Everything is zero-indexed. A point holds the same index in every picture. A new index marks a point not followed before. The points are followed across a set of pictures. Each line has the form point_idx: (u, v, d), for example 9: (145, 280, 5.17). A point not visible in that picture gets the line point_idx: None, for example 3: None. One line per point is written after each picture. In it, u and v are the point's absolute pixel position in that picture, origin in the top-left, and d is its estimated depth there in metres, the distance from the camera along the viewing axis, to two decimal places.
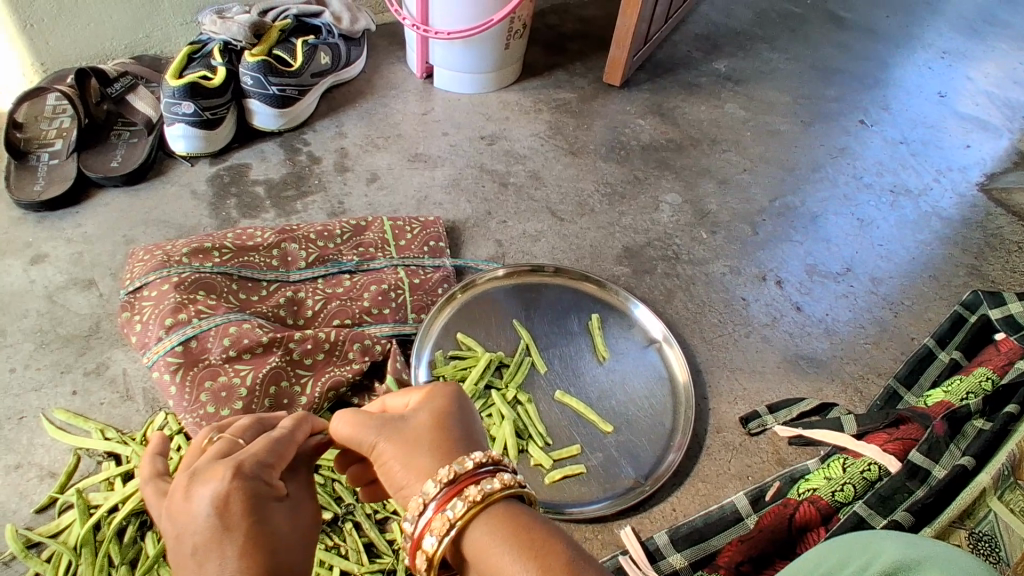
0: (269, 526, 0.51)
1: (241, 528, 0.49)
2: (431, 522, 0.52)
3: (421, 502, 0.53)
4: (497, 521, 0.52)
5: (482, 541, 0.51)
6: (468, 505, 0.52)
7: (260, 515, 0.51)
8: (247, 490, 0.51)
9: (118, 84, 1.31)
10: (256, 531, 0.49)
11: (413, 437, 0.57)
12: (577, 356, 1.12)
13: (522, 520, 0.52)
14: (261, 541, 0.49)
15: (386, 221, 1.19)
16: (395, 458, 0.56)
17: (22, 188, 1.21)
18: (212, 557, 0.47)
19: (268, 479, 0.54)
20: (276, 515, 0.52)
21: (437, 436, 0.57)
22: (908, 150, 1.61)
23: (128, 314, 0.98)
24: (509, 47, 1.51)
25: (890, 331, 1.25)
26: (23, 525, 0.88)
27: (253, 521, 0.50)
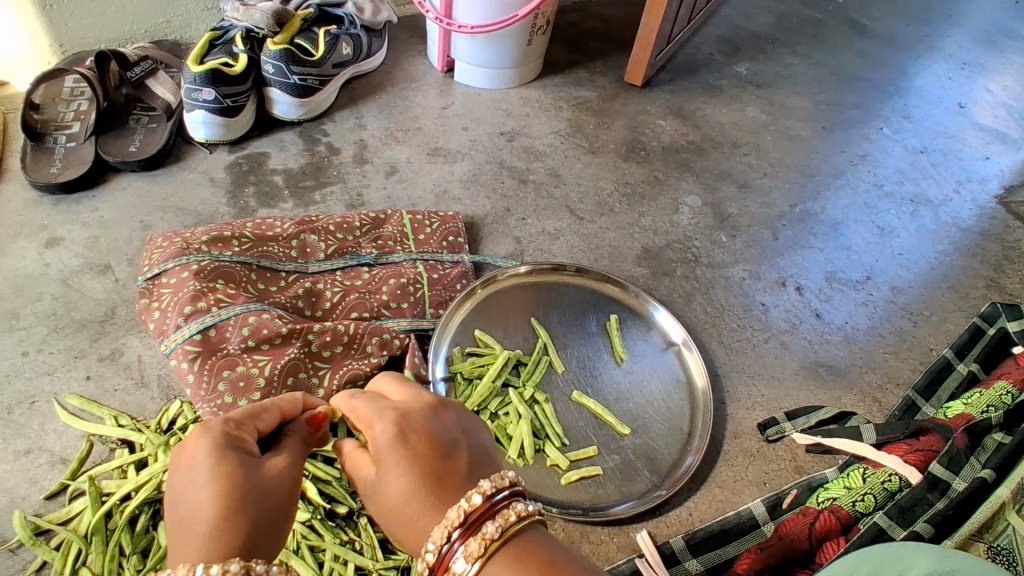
0: (239, 471, 0.52)
1: (208, 478, 0.51)
2: (498, 513, 0.53)
3: (488, 491, 0.54)
4: (537, 541, 0.53)
5: (534, 555, 0.52)
6: (531, 510, 0.54)
7: (230, 463, 0.53)
8: (213, 444, 0.54)
9: (139, 68, 1.29)
10: (225, 478, 0.51)
11: (418, 427, 0.57)
12: (594, 357, 1.11)
13: (557, 544, 0.54)
14: (234, 486, 0.51)
15: (405, 215, 1.18)
16: (386, 431, 0.57)
17: (38, 170, 1.20)
18: (187, 509, 0.49)
19: (239, 432, 0.56)
20: (246, 463, 0.54)
21: (446, 436, 0.58)
22: (928, 160, 1.60)
23: (146, 301, 0.97)
24: (532, 43, 1.50)
25: (909, 342, 1.24)
26: (33, 511, 0.87)
27: (224, 470, 0.52)
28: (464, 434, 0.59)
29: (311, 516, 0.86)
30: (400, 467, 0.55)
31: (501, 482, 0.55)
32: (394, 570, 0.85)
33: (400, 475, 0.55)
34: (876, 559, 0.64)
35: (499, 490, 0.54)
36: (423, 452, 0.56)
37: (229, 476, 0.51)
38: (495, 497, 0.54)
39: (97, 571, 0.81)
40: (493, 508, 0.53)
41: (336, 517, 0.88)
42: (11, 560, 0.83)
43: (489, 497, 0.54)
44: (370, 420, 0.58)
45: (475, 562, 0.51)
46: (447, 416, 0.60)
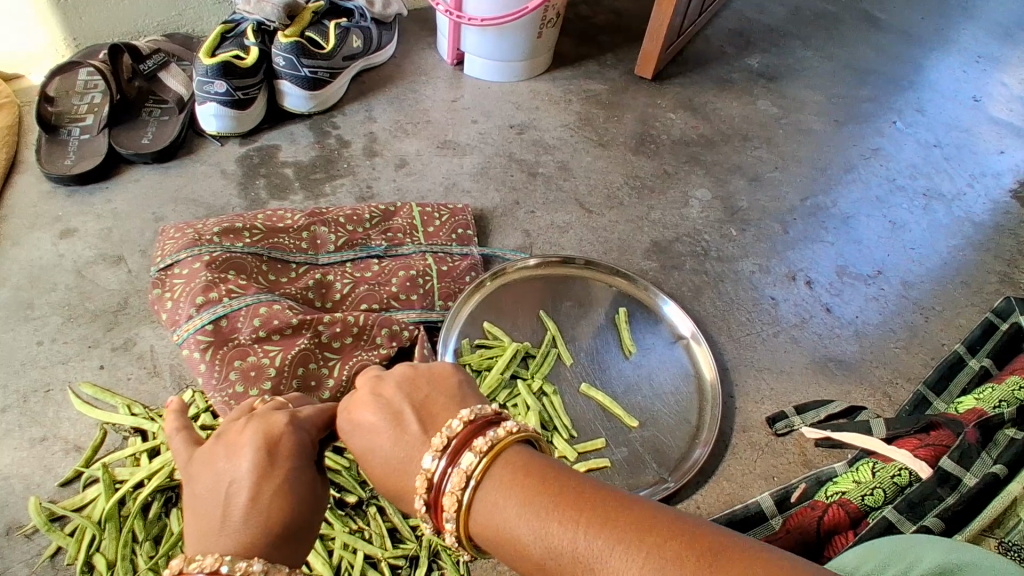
0: (300, 480, 0.52)
1: (274, 477, 0.51)
2: (463, 453, 0.50)
3: (446, 436, 0.51)
4: (514, 464, 0.50)
5: (514, 478, 0.49)
6: (494, 436, 0.51)
7: (294, 467, 0.52)
8: (293, 447, 0.54)
9: (152, 60, 1.32)
10: (288, 483, 0.51)
11: (368, 406, 0.55)
12: (603, 350, 1.11)
13: (540, 459, 0.51)
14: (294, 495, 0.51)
15: (414, 208, 1.18)
16: (348, 424, 0.56)
17: (52, 162, 1.21)
18: (242, 500, 0.49)
19: (312, 441, 0.56)
20: (309, 477, 0.53)
21: (398, 403, 0.55)
22: (942, 154, 1.58)
23: (158, 291, 0.98)
24: (542, 36, 1.50)
25: (920, 337, 1.23)
26: (48, 498, 0.88)
27: (293, 479, 0.52)
28: (415, 389, 0.56)
29: None
30: (375, 452, 0.54)
31: (460, 421, 0.52)
32: (403, 559, 0.86)
33: (377, 458, 0.54)
34: (889, 550, 0.64)
35: (458, 430, 0.52)
36: (382, 429, 0.54)
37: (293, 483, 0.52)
38: (460, 436, 0.51)
39: (111, 557, 0.82)
40: (461, 447, 0.51)
41: (346, 506, 0.89)
42: (27, 546, 0.85)
43: (452, 438, 0.51)
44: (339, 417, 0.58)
45: (458, 509, 0.49)
46: (390, 385, 0.56)
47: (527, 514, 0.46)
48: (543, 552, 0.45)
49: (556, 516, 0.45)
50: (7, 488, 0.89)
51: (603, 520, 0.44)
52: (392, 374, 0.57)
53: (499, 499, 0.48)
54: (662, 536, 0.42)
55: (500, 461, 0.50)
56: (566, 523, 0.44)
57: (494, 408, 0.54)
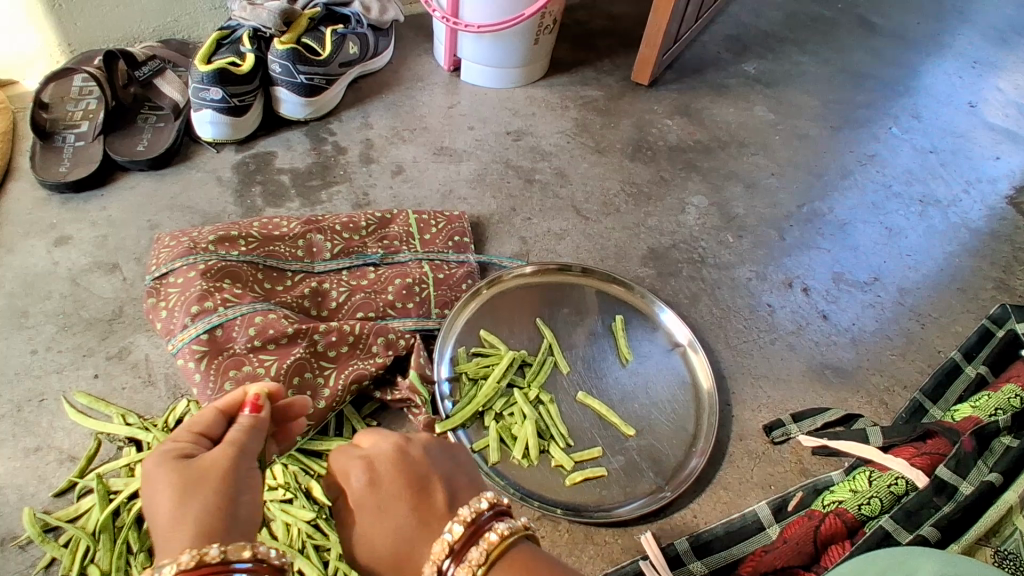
0: (193, 472, 0.53)
1: (164, 486, 0.52)
2: (482, 536, 0.56)
3: (469, 516, 0.57)
4: (523, 557, 0.55)
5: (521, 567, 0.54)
6: (509, 527, 0.57)
7: (169, 471, 0.53)
8: (154, 464, 0.54)
9: (147, 67, 1.32)
10: (179, 482, 0.52)
11: (395, 467, 0.60)
12: (600, 358, 1.11)
13: (545, 556, 0.56)
14: (192, 487, 0.52)
15: (411, 215, 1.18)
16: (366, 478, 0.60)
17: (47, 169, 1.21)
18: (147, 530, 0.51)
19: (179, 445, 0.57)
20: (183, 466, 0.54)
21: (425, 472, 0.61)
22: (937, 160, 1.58)
23: (153, 300, 0.98)
24: (539, 42, 1.50)
25: (916, 343, 1.23)
26: (42, 508, 0.88)
27: (164, 480, 0.53)
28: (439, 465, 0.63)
29: (316, 516, 0.87)
30: (392, 510, 0.58)
31: (482, 505, 0.58)
32: None
33: (388, 516, 0.58)
34: (894, 560, 0.64)
35: (482, 512, 0.58)
36: (405, 492, 0.59)
37: (183, 478, 0.53)
38: (479, 522, 0.57)
39: (105, 568, 0.82)
40: (477, 533, 0.56)
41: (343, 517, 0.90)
42: (19, 557, 0.84)
43: (472, 523, 0.57)
44: (348, 469, 0.61)
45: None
46: (415, 452, 0.62)
47: None
48: None
49: None
50: (0, 498, 0.88)
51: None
52: (415, 443, 0.64)
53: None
54: None
55: (511, 551, 0.56)
56: None
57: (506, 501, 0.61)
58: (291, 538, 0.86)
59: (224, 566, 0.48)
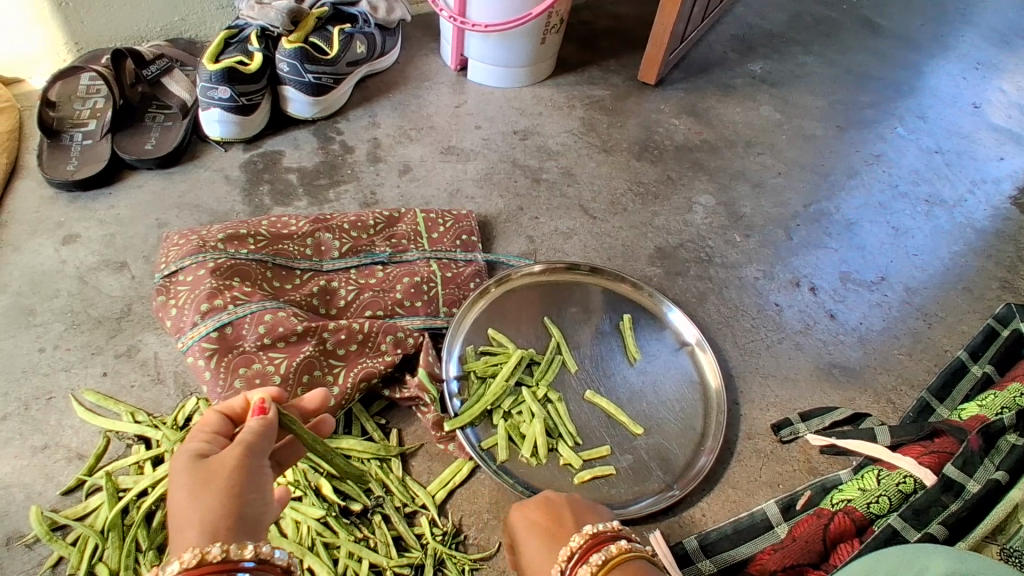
0: (206, 470, 0.53)
1: (180, 485, 0.53)
2: (599, 546, 0.61)
3: (592, 531, 0.63)
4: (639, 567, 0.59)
5: None
6: (627, 543, 0.62)
7: (184, 471, 0.54)
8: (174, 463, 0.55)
9: (155, 66, 1.32)
10: (192, 482, 0.53)
11: (540, 507, 0.70)
12: (608, 357, 1.11)
13: None
14: (204, 486, 0.52)
15: (418, 214, 1.18)
16: (519, 515, 0.71)
17: (55, 167, 1.21)
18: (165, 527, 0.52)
19: (196, 442, 0.57)
20: (197, 466, 0.54)
21: (560, 509, 0.70)
22: (943, 160, 1.58)
23: (163, 298, 0.98)
24: (546, 42, 1.50)
25: (923, 343, 1.23)
26: (50, 507, 0.88)
27: (179, 480, 0.53)
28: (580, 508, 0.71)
29: (326, 514, 0.87)
30: (530, 536, 0.68)
31: (604, 525, 0.64)
32: (408, 567, 0.85)
33: (531, 541, 0.67)
34: (894, 559, 0.64)
35: (604, 530, 0.63)
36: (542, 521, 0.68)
37: (195, 478, 0.53)
38: (598, 537, 0.62)
39: (114, 566, 0.81)
40: (595, 544, 0.61)
41: (351, 515, 0.89)
42: (27, 556, 0.84)
43: (591, 536, 0.62)
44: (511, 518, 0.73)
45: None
46: (555, 494, 0.72)
47: None
48: None
49: None
50: (9, 496, 0.88)
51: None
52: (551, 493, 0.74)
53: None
54: None
55: (628, 563, 0.60)
56: None
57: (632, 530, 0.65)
58: (300, 536, 0.86)
59: (225, 566, 0.48)
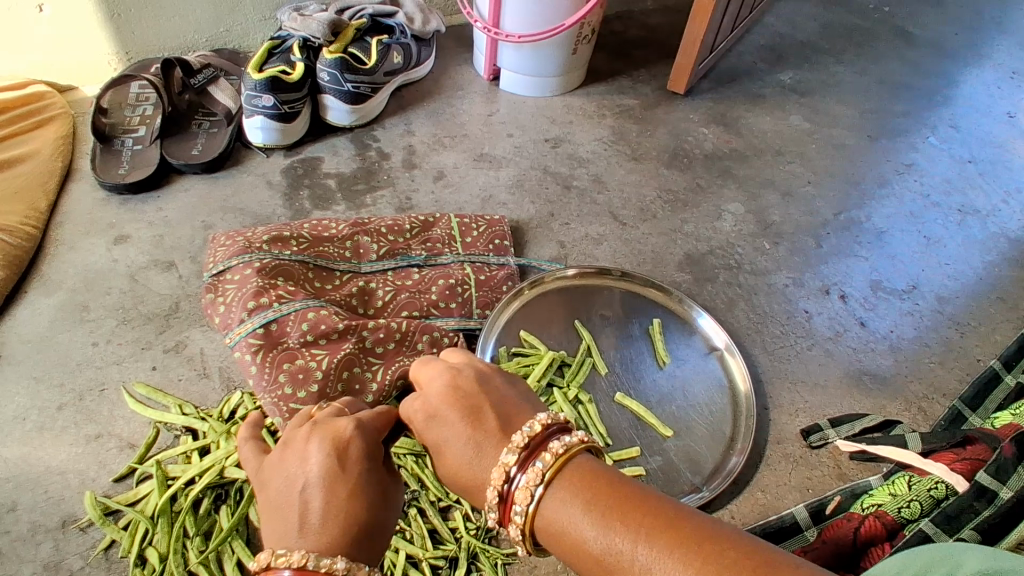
0: (377, 486, 0.57)
1: (352, 477, 0.56)
2: (540, 454, 0.55)
3: (526, 435, 0.56)
4: (587, 470, 0.54)
5: (579, 485, 0.52)
6: (564, 443, 0.55)
7: (368, 479, 0.57)
8: (354, 453, 0.58)
9: (202, 75, 1.38)
10: (363, 486, 0.56)
11: (443, 399, 0.61)
12: (637, 360, 1.12)
13: (608, 469, 0.55)
14: (371, 509, 0.55)
15: (453, 219, 1.22)
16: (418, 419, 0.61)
17: (108, 172, 1.27)
18: (307, 504, 0.53)
19: (376, 449, 0.61)
20: (377, 484, 0.58)
21: (467, 408, 0.60)
22: (976, 170, 1.58)
23: (211, 296, 1.02)
24: (577, 52, 1.53)
25: (955, 352, 1.23)
26: (103, 492, 0.92)
27: (360, 484, 0.56)
28: (491, 395, 0.61)
29: None
30: (438, 447, 0.60)
31: (540, 425, 0.57)
32: (443, 559, 0.88)
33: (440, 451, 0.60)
34: (934, 552, 0.65)
35: (541, 429, 0.57)
36: (455, 448, 0.59)
37: (366, 495, 0.56)
38: (540, 437, 0.56)
39: (163, 550, 0.85)
40: (537, 448, 0.55)
41: None
42: (81, 538, 0.88)
43: (532, 438, 0.56)
44: (410, 412, 0.63)
45: (529, 501, 0.53)
46: (444, 399, 0.61)
47: (592, 521, 0.49)
48: (604, 553, 0.48)
49: (621, 523, 0.48)
50: (64, 482, 0.93)
51: (664, 533, 0.46)
52: (439, 382, 0.62)
53: (573, 490, 0.52)
54: (708, 544, 0.45)
55: (572, 463, 0.54)
56: (633, 530, 0.47)
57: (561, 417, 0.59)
58: None
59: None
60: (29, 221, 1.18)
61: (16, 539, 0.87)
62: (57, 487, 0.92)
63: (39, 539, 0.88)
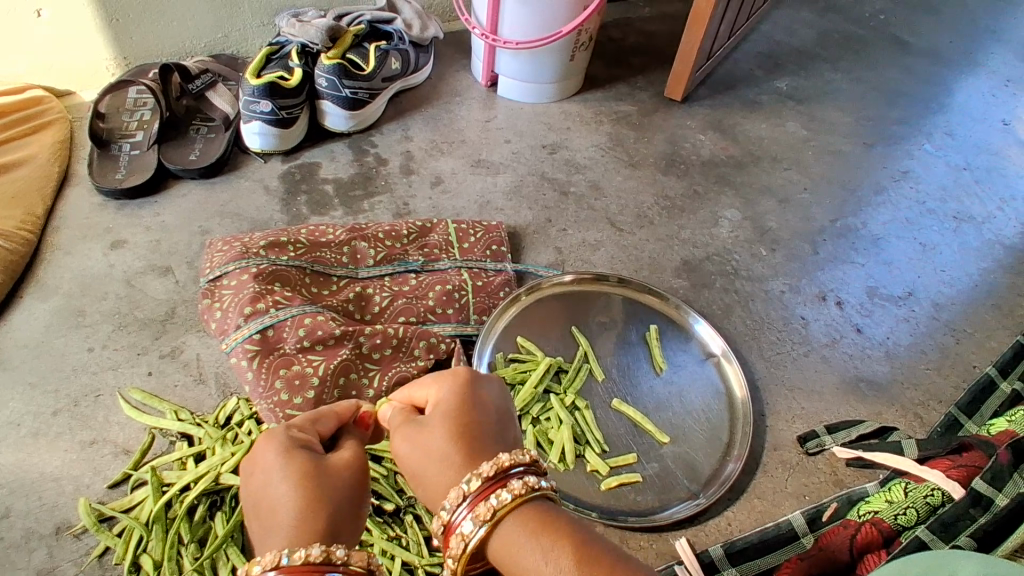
0: (310, 463, 0.59)
1: (280, 470, 0.58)
2: (497, 492, 0.55)
3: (491, 470, 0.56)
4: (540, 517, 0.55)
5: (528, 531, 0.54)
6: (523, 486, 0.56)
7: (298, 461, 0.59)
8: (277, 450, 0.60)
9: (201, 80, 1.37)
10: (296, 471, 0.58)
11: (480, 389, 0.65)
12: (634, 366, 1.13)
13: (562, 517, 0.56)
14: (309, 486, 0.57)
15: (450, 224, 1.22)
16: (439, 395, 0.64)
17: (105, 177, 1.27)
18: (260, 518, 0.56)
19: (302, 437, 0.62)
20: (310, 462, 0.59)
21: (488, 407, 0.64)
22: (971, 177, 1.58)
23: (208, 301, 1.02)
24: (575, 59, 1.53)
25: (951, 358, 1.23)
26: (97, 499, 0.91)
27: (292, 472, 0.57)
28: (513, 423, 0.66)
29: None
30: (438, 416, 0.62)
31: (510, 459, 0.57)
32: (439, 566, 0.88)
33: (438, 418, 0.62)
34: (926, 562, 0.65)
35: (507, 465, 0.57)
36: (457, 424, 0.61)
37: (302, 476, 0.57)
38: (503, 472, 0.57)
39: (158, 557, 0.84)
40: (496, 484, 0.56)
41: (383, 513, 0.91)
42: (75, 545, 0.88)
43: (495, 472, 0.56)
44: (433, 385, 0.66)
45: (476, 534, 0.55)
46: (481, 391, 0.65)
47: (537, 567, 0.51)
48: None
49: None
50: (58, 488, 0.92)
51: None
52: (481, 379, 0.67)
53: (523, 536, 0.54)
54: None
55: (526, 508, 0.55)
56: None
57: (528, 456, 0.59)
58: None
59: (324, 566, 0.51)
60: (25, 225, 1.18)
61: (9, 546, 0.87)
62: (51, 493, 0.92)
63: (33, 546, 0.87)
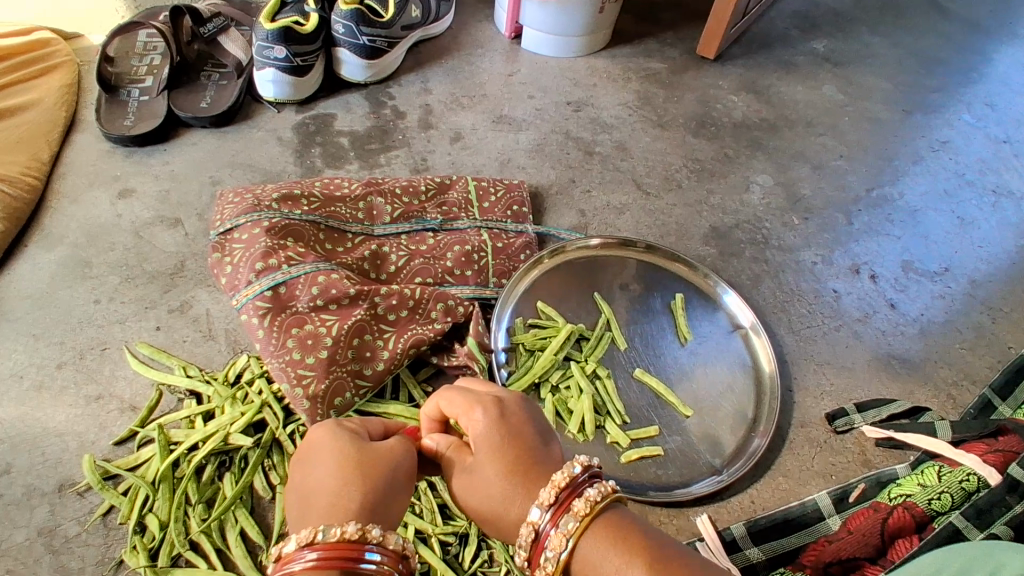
0: (352, 448, 0.57)
1: (323, 457, 0.56)
2: (570, 508, 0.54)
3: (558, 487, 0.55)
4: (617, 525, 0.54)
5: (608, 546, 0.52)
6: (595, 497, 0.54)
7: (344, 444, 0.57)
8: (325, 435, 0.58)
9: (212, 24, 1.33)
10: (340, 453, 0.56)
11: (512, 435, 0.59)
12: (658, 336, 1.08)
13: (634, 522, 0.54)
14: (349, 467, 0.55)
15: (470, 182, 1.17)
16: (475, 427, 0.59)
17: (113, 123, 1.22)
18: (302, 497, 0.54)
19: (351, 426, 0.60)
20: (354, 445, 0.57)
21: (529, 440, 0.59)
22: (1012, 150, 1.51)
23: (218, 255, 0.98)
24: (603, 12, 1.45)
25: (987, 338, 1.18)
26: (102, 456, 0.89)
27: (336, 454, 0.56)
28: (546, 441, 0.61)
29: None
30: (484, 467, 0.58)
31: (576, 468, 0.56)
32: (453, 536, 0.85)
33: (484, 466, 0.58)
34: (971, 551, 0.62)
35: (576, 475, 0.55)
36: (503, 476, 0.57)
37: (346, 459, 0.55)
38: (567, 489, 0.55)
39: (164, 518, 0.82)
40: (567, 499, 0.54)
41: None
42: (79, 503, 0.85)
43: (558, 495, 0.54)
44: (468, 417, 0.60)
45: (561, 551, 0.52)
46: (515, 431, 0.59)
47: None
48: None
49: None
50: (62, 444, 0.90)
51: None
52: (514, 403, 0.62)
53: (601, 555, 0.52)
54: None
55: (602, 516, 0.54)
56: None
57: (587, 460, 0.57)
58: None
59: (359, 544, 0.49)
60: (30, 172, 1.13)
61: (12, 501, 0.85)
62: (55, 449, 0.89)
63: (35, 504, 0.85)
